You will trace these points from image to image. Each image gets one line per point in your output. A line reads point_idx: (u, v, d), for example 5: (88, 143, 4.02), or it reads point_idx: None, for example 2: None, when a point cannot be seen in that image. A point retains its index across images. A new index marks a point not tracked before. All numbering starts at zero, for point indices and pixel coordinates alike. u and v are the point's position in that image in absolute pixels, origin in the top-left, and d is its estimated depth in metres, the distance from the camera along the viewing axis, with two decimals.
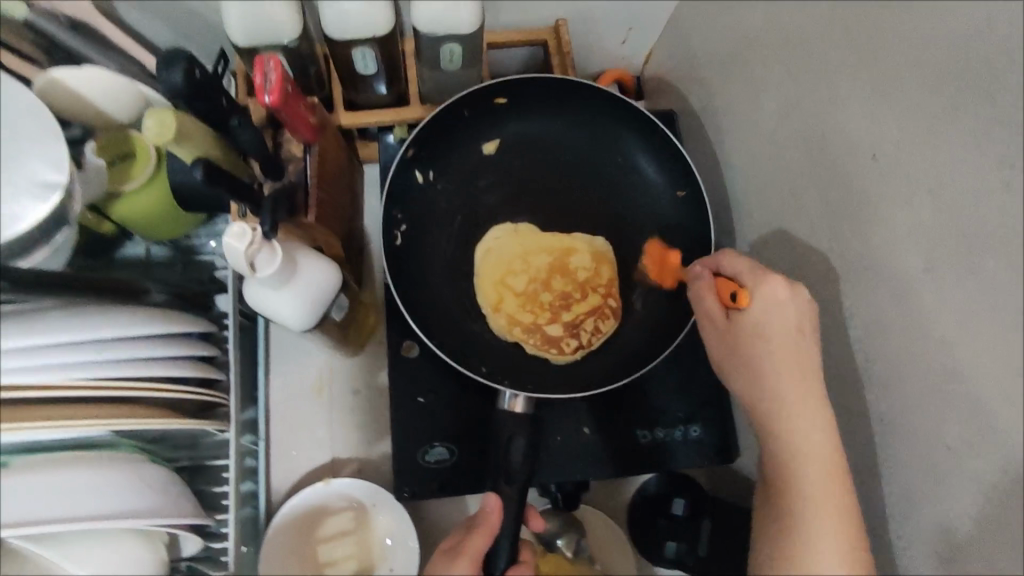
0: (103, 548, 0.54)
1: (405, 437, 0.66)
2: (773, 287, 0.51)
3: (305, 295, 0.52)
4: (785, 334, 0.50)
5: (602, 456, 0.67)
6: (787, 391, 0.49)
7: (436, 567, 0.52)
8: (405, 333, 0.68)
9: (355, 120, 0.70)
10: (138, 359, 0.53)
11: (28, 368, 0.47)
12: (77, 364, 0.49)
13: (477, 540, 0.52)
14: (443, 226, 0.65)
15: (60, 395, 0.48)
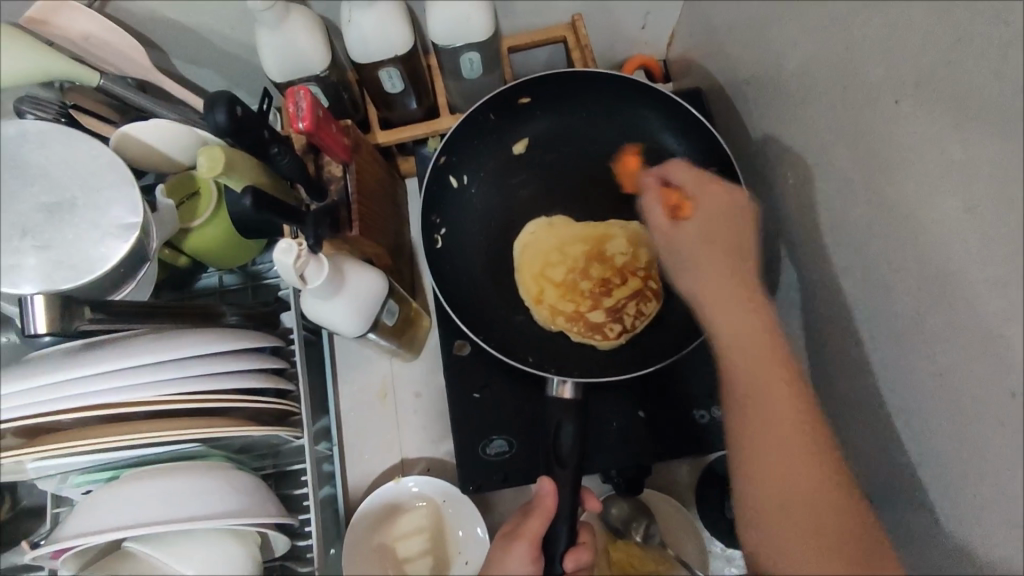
0: (199, 548, 0.60)
1: (466, 432, 0.68)
2: (715, 194, 0.56)
3: (352, 304, 0.55)
4: (728, 241, 0.54)
5: (659, 437, 0.67)
6: (734, 292, 0.52)
7: (495, 550, 0.54)
8: (455, 333, 0.71)
9: (390, 138, 0.74)
10: (217, 373, 0.58)
11: (124, 386, 0.54)
12: (161, 380, 0.55)
13: (534, 521, 0.54)
14: (481, 226, 0.68)
15: (152, 409, 0.55)
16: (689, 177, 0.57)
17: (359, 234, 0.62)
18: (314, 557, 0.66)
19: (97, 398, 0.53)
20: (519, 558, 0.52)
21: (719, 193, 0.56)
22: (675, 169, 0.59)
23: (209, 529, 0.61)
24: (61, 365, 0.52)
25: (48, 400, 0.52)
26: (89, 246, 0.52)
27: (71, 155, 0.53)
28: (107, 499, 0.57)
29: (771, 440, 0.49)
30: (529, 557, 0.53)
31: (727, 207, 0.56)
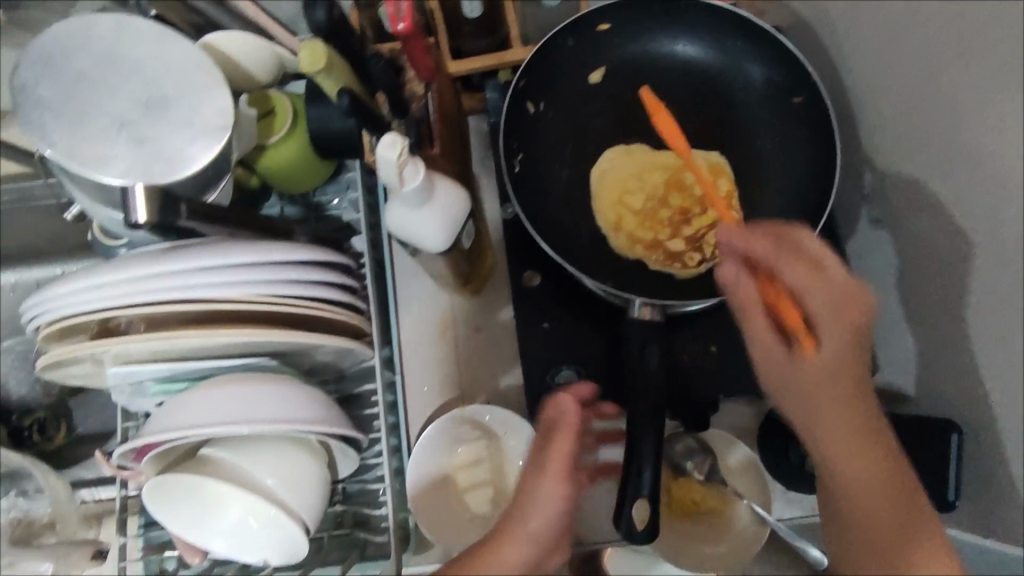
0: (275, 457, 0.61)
1: (535, 361, 0.68)
2: (845, 308, 0.46)
3: (438, 216, 0.54)
4: (847, 374, 0.47)
5: (732, 371, 0.67)
6: (856, 427, 0.48)
7: (525, 478, 0.54)
8: (526, 263, 0.70)
9: (464, 67, 0.71)
10: (301, 281, 0.58)
11: (215, 283, 0.54)
12: (253, 283, 0.55)
13: (560, 444, 0.53)
14: (556, 153, 0.66)
15: (239, 310, 0.55)
16: (816, 292, 0.46)
17: (439, 152, 0.62)
18: (389, 474, 0.68)
19: (194, 293, 0.53)
20: (552, 482, 0.52)
21: (841, 299, 0.46)
22: (790, 269, 0.47)
23: (289, 443, 0.63)
24: (158, 259, 0.53)
25: (145, 292, 0.52)
26: (180, 142, 0.51)
27: (167, 55, 0.53)
28: (193, 400, 0.58)
29: (875, 540, 0.48)
30: (560, 478, 0.52)
31: (850, 309, 0.46)
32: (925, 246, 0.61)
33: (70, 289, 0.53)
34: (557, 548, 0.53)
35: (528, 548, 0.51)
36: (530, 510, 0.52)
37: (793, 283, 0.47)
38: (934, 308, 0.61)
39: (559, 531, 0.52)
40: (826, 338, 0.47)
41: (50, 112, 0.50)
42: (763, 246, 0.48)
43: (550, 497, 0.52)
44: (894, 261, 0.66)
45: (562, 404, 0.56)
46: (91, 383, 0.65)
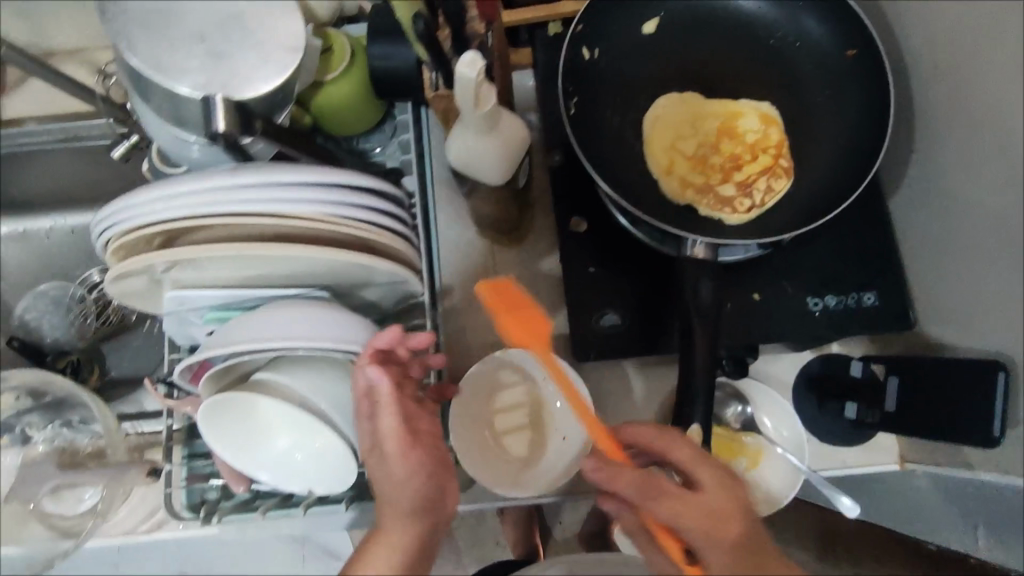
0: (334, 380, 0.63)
1: (581, 305, 0.70)
2: (726, 525, 0.52)
3: (502, 148, 0.55)
4: (734, 532, 0.52)
5: (775, 320, 0.68)
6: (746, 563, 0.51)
7: (376, 457, 0.59)
8: (574, 209, 0.71)
9: (512, 18, 0.72)
10: (367, 206, 0.59)
11: (289, 199, 0.55)
12: (317, 202, 0.56)
13: (384, 418, 0.58)
14: (608, 98, 0.67)
15: (311, 228, 0.56)
16: (686, 497, 0.52)
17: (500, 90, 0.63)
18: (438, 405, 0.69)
19: (260, 206, 0.54)
20: (394, 457, 0.58)
21: (728, 526, 0.52)
22: (664, 506, 0.52)
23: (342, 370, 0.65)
24: (226, 172, 0.53)
25: (218, 203, 0.53)
26: (253, 61, 0.52)
27: None
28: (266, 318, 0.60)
29: None
30: (400, 446, 0.58)
31: (733, 528, 0.52)
32: (967, 200, 0.62)
33: (138, 200, 0.54)
34: (437, 504, 0.59)
35: (408, 522, 0.57)
36: (389, 492, 0.58)
37: (671, 513, 0.52)
38: (977, 261, 0.61)
39: (427, 490, 0.58)
40: (710, 559, 0.52)
41: (136, 26, 0.52)
42: (630, 480, 0.52)
43: (400, 474, 0.57)
44: (937, 216, 0.66)
45: (363, 379, 0.59)
46: (148, 306, 0.67)
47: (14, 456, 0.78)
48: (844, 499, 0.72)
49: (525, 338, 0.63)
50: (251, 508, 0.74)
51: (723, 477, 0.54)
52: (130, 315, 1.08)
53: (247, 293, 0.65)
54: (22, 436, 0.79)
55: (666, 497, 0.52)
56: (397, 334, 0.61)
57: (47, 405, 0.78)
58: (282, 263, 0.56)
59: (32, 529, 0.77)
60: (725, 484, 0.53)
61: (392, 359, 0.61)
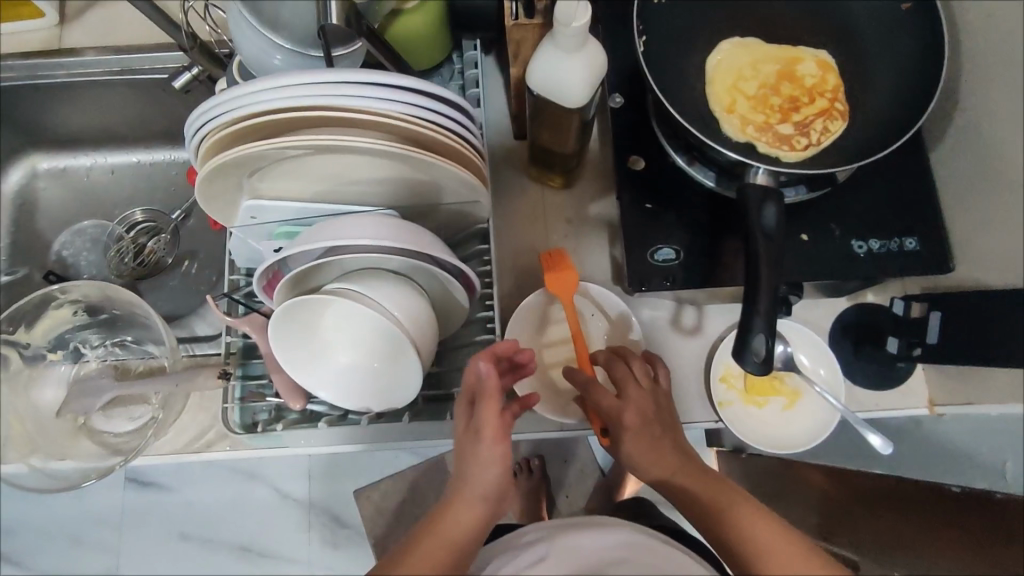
0: (404, 291, 0.67)
1: (636, 240, 0.73)
2: (628, 418, 0.64)
3: (578, 77, 0.60)
4: (638, 411, 0.65)
5: (820, 259, 0.70)
6: (652, 440, 0.64)
7: (466, 443, 0.58)
8: (631, 148, 0.75)
9: None
10: (449, 117, 0.61)
11: (384, 98, 0.57)
12: (391, 102, 0.58)
13: (486, 408, 0.57)
14: (673, 43, 0.71)
15: (402, 128, 0.58)
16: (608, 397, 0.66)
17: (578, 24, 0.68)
18: (498, 326, 0.72)
19: (340, 104, 0.56)
20: (490, 444, 0.57)
21: (633, 422, 0.64)
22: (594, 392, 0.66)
23: (409, 285, 0.69)
24: (311, 71, 0.56)
25: (320, 95, 0.56)
26: None
27: None
28: (345, 224, 0.64)
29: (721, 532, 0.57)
30: (498, 435, 0.57)
31: (638, 424, 0.64)
32: (1002, 145, 0.64)
33: (230, 97, 0.57)
34: (504, 499, 0.59)
35: (480, 504, 0.57)
36: (479, 474, 0.57)
37: (598, 395, 0.66)
38: (1009, 203, 0.64)
39: (505, 482, 0.58)
40: (618, 433, 0.64)
41: None
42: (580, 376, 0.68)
43: (490, 460, 0.57)
44: (971, 167, 0.69)
45: (475, 374, 0.60)
46: (224, 217, 0.69)
47: (66, 368, 0.80)
48: (876, 437, 0.72)
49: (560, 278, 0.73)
50: (318, 420, 0.75)
51: (642, 387, 0.67)
52: (165, 258, 1.07)
53: (322, 206, 0.68)
54: (75, 353, 0.82)
55: (595, 392, 0.66)
56: (515, 344, 0.64)
57: (101, 323, 0.83)
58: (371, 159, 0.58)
59: (81, 446, 0.78)
60: (642, 394, 0.67)
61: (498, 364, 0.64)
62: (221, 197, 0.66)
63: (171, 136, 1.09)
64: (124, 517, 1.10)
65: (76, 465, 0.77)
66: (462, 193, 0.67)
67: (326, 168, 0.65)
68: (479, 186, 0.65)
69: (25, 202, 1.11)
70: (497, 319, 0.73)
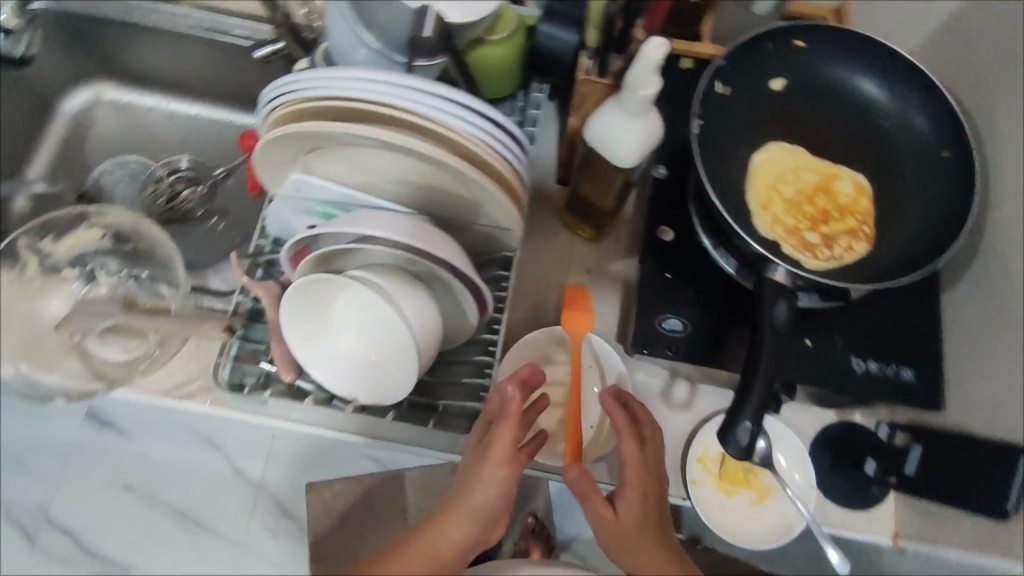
0: (419, 296, 0.70)
1: (649, 304, 0.76)
2: (647, 474, 0.63)
3: (634, 142, 0.64)
4: (653, 475, 0.64)
5: (818, 366, 0.72)
6: (654, 510, 0.62)
7: (473, 461, 0.63)
8: (663, 219, 0.79)
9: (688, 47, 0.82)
10: (505, 144, 0.65)
11: (452, 112, 0.61)
12: (454, 117, 0.61)
13: (505, 431, 0.62)
14: (725, 133, 0.75)
15: (460, 144, 0.62)
16: (640, 458, 0.63)
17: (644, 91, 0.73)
18: (501, 352, 0.73)
19: (401, 105, 0.60)
20: (495, 466, 0.61)
21: (649, 485, 0.63)
22: (628, 440, 0.63)
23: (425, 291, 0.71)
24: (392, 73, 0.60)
25: (394, 95, 0.60)
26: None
27: None
28: (382, 219, 0.67)
29: None
30: (505, 460, 0.62)
31: (651, 489, 0.63)
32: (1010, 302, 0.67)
33: (308, 77, 0.62)
34: (494, 523, 0.63)
35: (470, 521, 0.61)
36: (477, 490, 0.61)
37: (631, 444, 0.63)
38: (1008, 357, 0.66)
39: (501, 503, 0.62)
40: (633, 487, 0.62)
41: None
42: (618, 419, 0.65)
43: (493, 478, 0.61)
44: (979, 316, 0.72)
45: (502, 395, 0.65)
46: (274, 184, 0.73)
47: (78, 286, 0.81)
48: (835, 553, 0.72)
49: (574, 317, 0.77)
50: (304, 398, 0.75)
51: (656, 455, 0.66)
52: (196, 210, 1.10)
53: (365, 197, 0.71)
54: (89, 275, 0.82)
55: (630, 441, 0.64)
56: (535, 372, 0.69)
57: (122, 252, 0.83)
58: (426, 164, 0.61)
59: (69, 364, 0.79)
60: (657, 459, 0.66)
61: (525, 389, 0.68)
62: (278, 166, 0.70)
63: (234, 99, 1.14)
64: (82, 448, 1.10)
65: (61, 381, 0.78)
66: (499, 216, 0.70)
67: (376, 163, 0.68)
68: (512, 211, 0.67)
69: (81, 125, 1.15)
70: (499, 344, 0.75)
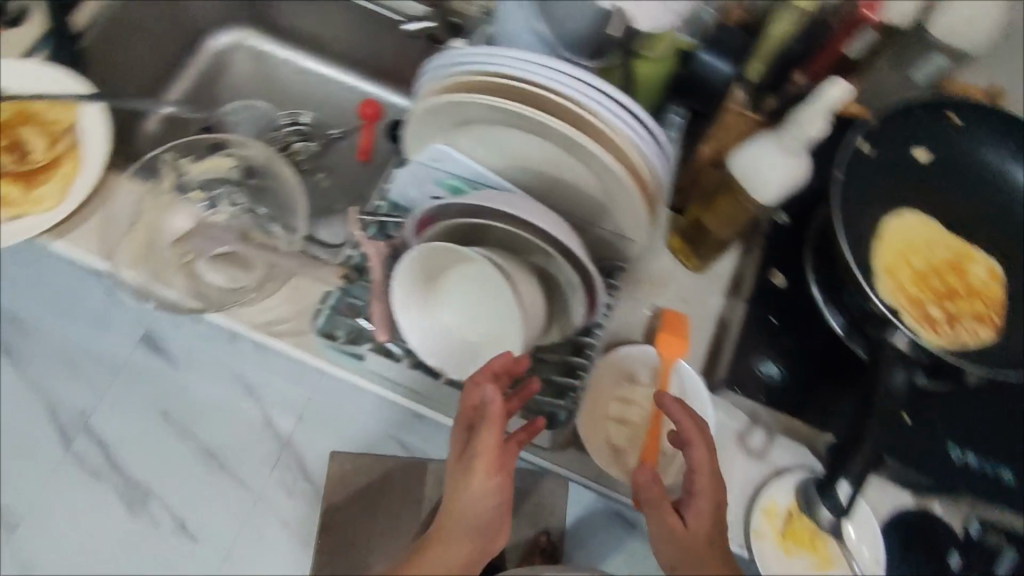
0: (533, 285, 0.70)
1: (750, 345, 0.76)
2: (715, 488, 0.65)
3: (780, 180, 0.63)
4: (717, 490, 0.65)
5: (917, 446, 0.69)
6: (716, 522, 0.65)
7: (459, 473, 0.67)
8: (776, 264, 0.79)
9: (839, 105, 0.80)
10: (658, 155, 0.67)
11: (620, 113, 0.64)
12: (620, 117, 0.64)
13: (484, 439, 0.65)
14: (864, 192, 0.74)
15: (620, 144, 0.64)
16: (711, 469, 0.64)
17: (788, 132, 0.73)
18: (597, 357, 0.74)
19: (566, 94, 0.63)
20: (483, 479, 0.65)
21: (719, 496, 0.65)
22: (700, 452, 0.64)
23: (539, 284, 0.71)
24: (571, 65, 0.63)
25: (570, 84, 0.63)
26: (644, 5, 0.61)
27: None
28: (521, 201, 0.68)
29: None
30: (490, 470, 0.65)
31: (721, 502, 0.65)
32: None
33: (485, 53, 0.65)
34: (496, 528, 0.68)
35: (470, 537, 0.66)
36: (469, 505, 0.65)
37: (704, 457, 0.64)
38: None
39: (495, 511, 0.67)
40: (704, 500, 0.64)
41: None
42: (690, 428, 0.65)
43: (484, 490, 0.65)
44: None
45: (478, 398, 0.65)
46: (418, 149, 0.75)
47: (201, 209, 0.86)
48: None
49: (669, 340, 0.78)
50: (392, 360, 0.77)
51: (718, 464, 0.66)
52: (306, 163, 1.14)
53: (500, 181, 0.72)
54: (212, 203, 0.87)
55: (702, 449, 0.64)
56: (513, 359, 0.66)
57: (248, 189, 0.88)
58: (585, 153, 0.63)
59: (176, 280, 0.82)
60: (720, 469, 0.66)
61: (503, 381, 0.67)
62: (428, 133, 0.73)
63: (365, 68, 1.18)
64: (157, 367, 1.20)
65: (166, 293, 0.81)
66: (626, 224, 0.71)
67: (521, 147, 0.70)
68: (643, 217, 0.68)
69: (218, 63, 1.20)
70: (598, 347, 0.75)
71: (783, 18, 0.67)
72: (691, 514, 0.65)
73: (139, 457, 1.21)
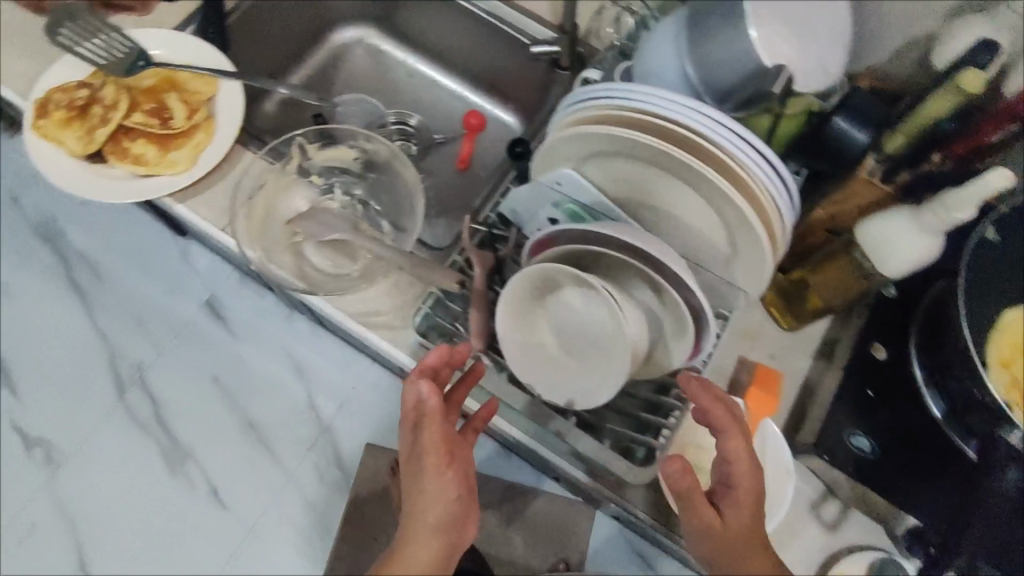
0: (636, 320, 0.71)
1: (845, 418, 0.79)
2: (749, 478, 0.64)
3: (908, 258, 0.64)
4: (756, 484, 0.65)
5: (1005, 537, 0.72)
6: (757, 516, 0.65)
7: (416, 475, 0.70)
8: (877, 338, 0.80)
9: None
10: (787, 205, 0.67)
11: (756, 158, 0.64)
12: (754, 162, 0.64)
13: (429, 436, 0.69)
14: (990, 280, 0.72)
15: (751, 189, 0.65)
16: (748, 461, 0.65)
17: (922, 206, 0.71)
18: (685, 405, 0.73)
19: (702, 132, 0.64)
20: (435, 474, 0.68)
21: (758, 486, 0.65)
22: (733, 440, 0.65)
23: (643, 319, 0.72)
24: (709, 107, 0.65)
25: (708, 124, 0.64)
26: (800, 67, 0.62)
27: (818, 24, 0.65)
28: (641, 232, 0.69)
29: None
30: (441, 464, 0.69)
31: (758, 495, 0.65)
32: None
33: (625, 88, 0.67)
34: (463, 522, 0.69)
35: (437, 537, 0.67)
36: (427, 503, 0.68)
37: (737, 445, 0.65)
38: None
39: (455, 506, 0.69)
40: (744, 491, 0.64)
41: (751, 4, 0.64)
42: (724, 415, 0.65)
43: (437, 485, 0.68)
44: None
45: (416, 395, 0.71)
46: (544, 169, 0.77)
47: (316, 191, 0.89)
48: None
49: (758, 397, 0.77)
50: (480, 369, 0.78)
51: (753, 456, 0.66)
52: None
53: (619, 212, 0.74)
54: (327, 187, 0.90)
55: (735, 438, 0.65)
56: (446, 354, 0.72)
57: (362, 180, 0.91)
58: (716, 193, 0.64)
59: (284, 258, 0.85)
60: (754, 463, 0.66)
61: (440, 376, 0.73)
62: (555, 157, 0.75)
63: (477, 80, 1.21)
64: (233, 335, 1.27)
65: (273, 270, 0.84)
66: (741, 271, 0.71)
67: (647, 181, 0.71)
68: (765, 266, 0.68)
69: (338, 54, 1.25)
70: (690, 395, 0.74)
71: (948, 95, 0.66)
72: (729, 506, 0.65)
73: (195, 431, 1.45)
